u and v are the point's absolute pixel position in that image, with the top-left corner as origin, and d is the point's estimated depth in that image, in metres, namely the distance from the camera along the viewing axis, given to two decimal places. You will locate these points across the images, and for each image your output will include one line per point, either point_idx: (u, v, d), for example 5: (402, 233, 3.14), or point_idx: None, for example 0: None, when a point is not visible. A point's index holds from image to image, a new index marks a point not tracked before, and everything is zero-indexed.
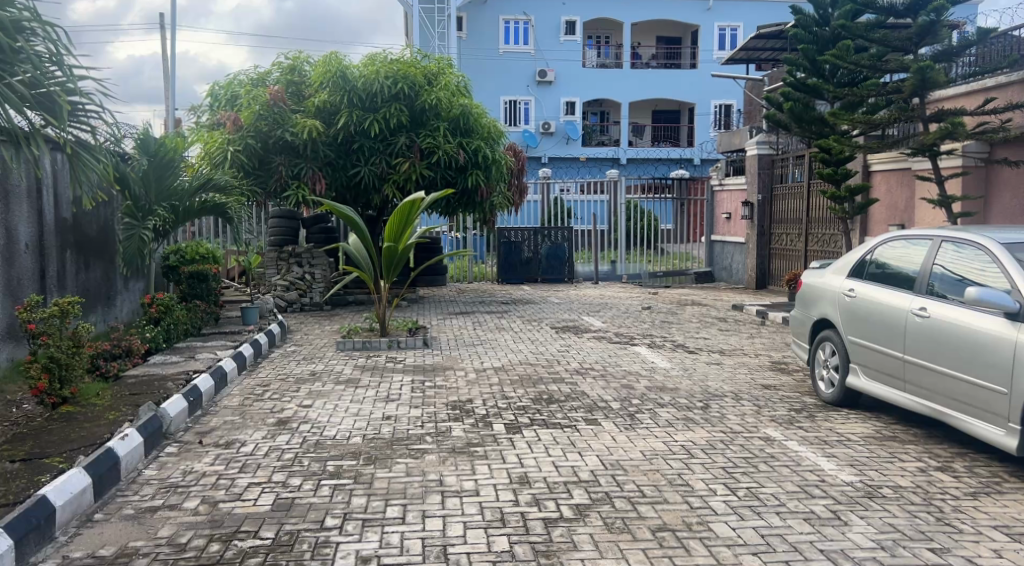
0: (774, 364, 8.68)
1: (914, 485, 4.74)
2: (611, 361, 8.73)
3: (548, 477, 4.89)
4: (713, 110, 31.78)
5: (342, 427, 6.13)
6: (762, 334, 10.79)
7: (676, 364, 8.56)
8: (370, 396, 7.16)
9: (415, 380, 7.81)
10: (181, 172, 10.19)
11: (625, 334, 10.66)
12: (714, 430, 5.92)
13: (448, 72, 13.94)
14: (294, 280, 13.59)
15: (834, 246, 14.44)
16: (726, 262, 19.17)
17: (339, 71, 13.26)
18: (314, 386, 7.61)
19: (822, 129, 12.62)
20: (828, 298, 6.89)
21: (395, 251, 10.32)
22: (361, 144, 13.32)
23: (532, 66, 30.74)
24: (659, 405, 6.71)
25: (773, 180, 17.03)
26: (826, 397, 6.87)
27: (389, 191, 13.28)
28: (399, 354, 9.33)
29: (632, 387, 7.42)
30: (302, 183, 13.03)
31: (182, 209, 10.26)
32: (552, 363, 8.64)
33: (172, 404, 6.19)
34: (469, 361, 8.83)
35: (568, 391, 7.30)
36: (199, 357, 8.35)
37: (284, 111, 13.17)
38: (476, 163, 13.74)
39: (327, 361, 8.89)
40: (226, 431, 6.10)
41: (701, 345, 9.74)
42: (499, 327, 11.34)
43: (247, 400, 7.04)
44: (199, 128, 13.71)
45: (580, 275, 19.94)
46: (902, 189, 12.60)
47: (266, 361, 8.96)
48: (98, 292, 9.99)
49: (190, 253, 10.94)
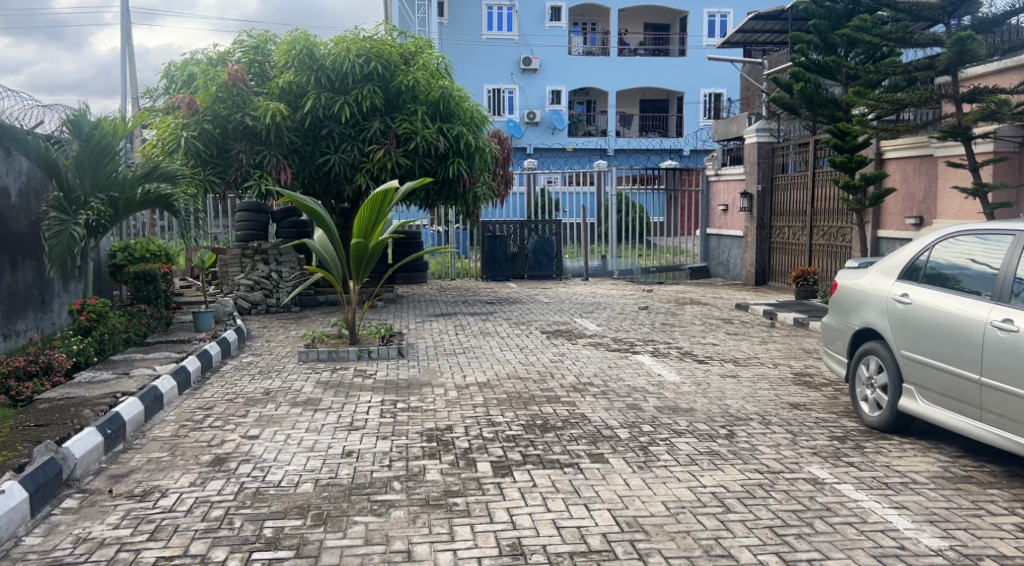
0: (797, 376, 7.60)
1: (1022, 554, 3.65)
2: (612, 374, 7.61)
3: (549, 545, 3.78)
4: (702, 99, 30.78)
5: (289, 469, 4.98)
6: (775, 339, 9.74)
7: (687, 378, 7.45)
8: (330, 423, 6.00)
9: (387, 401, 6.66)
10: (123, 159, 8.99)
11: (624, 339, 9.54)
12: (748, 470, 4.83)
13: (427, 51, 12.78)
14: (259, 280, 12.41)
15: (843, 240, 13.41)
16: (723, 256, 18.19)
17: (306, 49, 12.07)
18: (264, 410, 6.45)
19: (835, 112, 11.57)
20: (873, 306, 5.82)
21: (366, 248, 9.13)
22: (330, 129, 12.13)
23: (516, 53, 29.57)
24: (675, 434, 5.61)
25: (773, 170, 15.98)
26: (871, 422, 5.77)
27: (362, 182, 12.13)
28: (369, 366, 8.18)
29: (640, 410, 6.30)
30: (265, 172, 11.83)
31: (123, 202, 9.03)
32: (544, 377, 7.50)
33: (79, 441, 5.01)
34: (449, 375, 7.69)
35: (566, 414, 6.17)
36: (134, 374, 7.14)
37: (246, 92, 11.90)
38: (458, 151, 12.65)
39: (285, 376, 7.72)
40: (147, 474, 4.94)
41: (712, 354, 8.63)
42: (484, 332, 10.20)
43: (182, 430, 5.88)
44: (154, 114, 12.46)
45: (568, 271, 18.78)
46: (921, 177, 11.56)
47: (215, 375, 7.80)
48: (28, 296, 8.76)
49: (139, 251, 10.05)
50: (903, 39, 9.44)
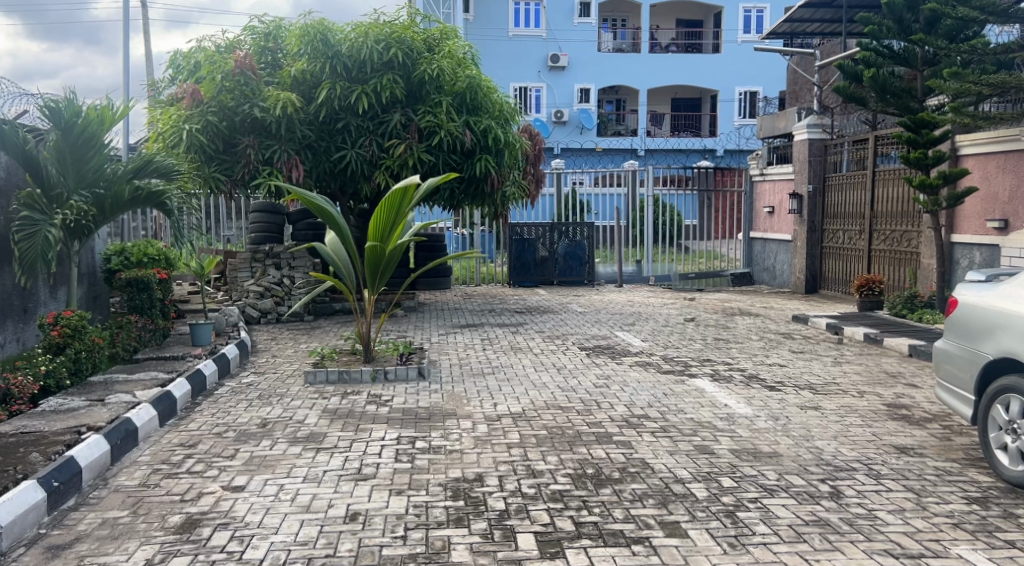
0: (892, 409, 6.39)
1: None
2: (669, 404, 6.44)
3: None
4: (737, 97, 29.37)
5: (276, 541, 3.88)
6: (849, 359, 8.51)
7: (761, 411, 6.26)
8: (332, 470, 4.88)
9: (404, 438, 5.54)
10: (111, 153, 7.97)
11: (676, 359, 8.35)
12: (877, 553, 3.66)
13: (454, 37, 11.63)
14: (270, 286, 11.45)
15: (910, 245, 12.17)
16: (767, 262, 16.98)
17: (320, 33, 10.93)
18: (256, 449, 5.35)
19: (909, 103, 10.32)
20: (1016, 330, 4.64)
21: (384, 253, 8.00)
22: (347, 122, 11.07)
23: (544, 50, 28.41)
24: (766, 493, 4.45)
25: (826, 169, 14.73)
26: (1012, 478, 4.57)
27: (381, 179, 11.06)
28: (385, 390, 7.08)
29: (714, 456, 5.14)
30: (276, 169, 10.79)
31: (111, 200, 7.98)
32: (589, 408, 6.32)
33: (8, 503, 3.96)
34: (476, 403, 6.53)
35: (623, 461, 5.02)
36: (110, 401, 6.04)
37: (255, 82, 10.86)
38: (485, 147, 11.55)
39: (287, 403, 6.62)
40: (94, 546, 3.86)
41: (783, 379, 7.41)
42: (514, 348, 9.06)
43: (153, 477, 4.79)
44: (157, 105, 11.43)
45: (601, 277, 17.59)
46: (1007, 176, 10.31)
47: (207, 401, 6.74)
48: (7, 304, 7.69)
49: (135, 254, 9.16)
50: (1004, 12, 8.28)
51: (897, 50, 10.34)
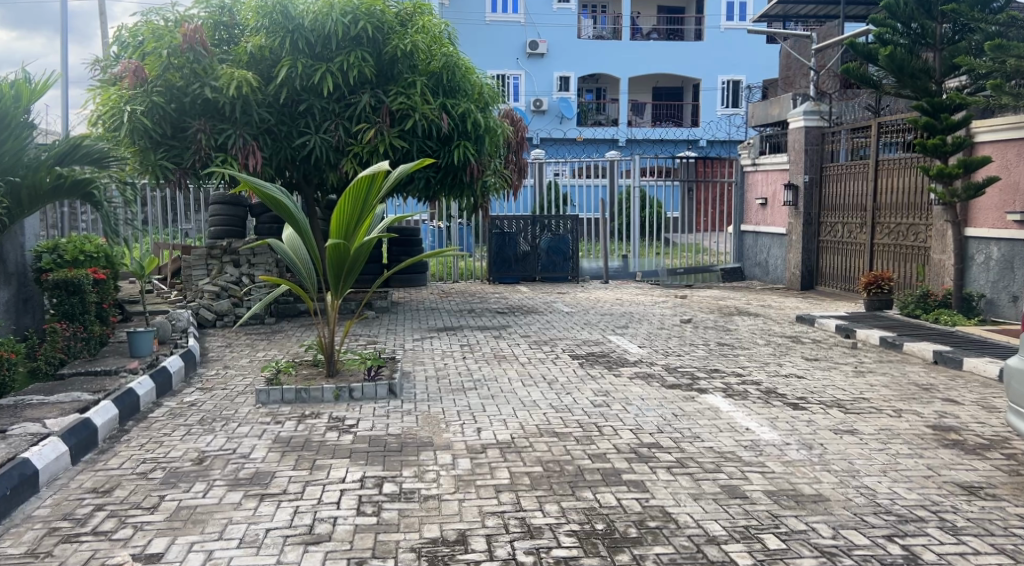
0: (940, 433, 5.49)
1: None
2: (682, 428, 5.52)
3: None
4: (721, 86, 28.50)
5: None
6: (872, 368, 7.65)
7: (790, 437, 5.34)
8: (276, 529, 3.88)
9: (369, 480, 4.54)
10: (31, 138, 6.86)
11: (681, 369, 7.43)
12: None
13: (428, 11, 10.56)
14: (227, 285, 10.32)
15: (919, 239, 11.37)
16: (760, 257, 16.15)
17: (280, 4, 9.86)
18: (185, 497, 4.33)
19: (926, 85, 9.47)
20: None
21: (349, 252, 6.95)
22: (310, 104, 10.02)
23: (522, 36, 27.34)
24: (825, 559, 3.53)
25: (823, 158, 13.89)
26: None
27: (348, 167, 10.03)
28: (349, 411, 6.06)
29: (748, 502, 4.20)
30: (230, 156, 9.72)
31: (29, 190, 6.89)
32: (589, 435, 5.36)
33: None
34: (456, 429, 5.55)
35: (640, 511, 4.06)
36: (14, 434, 5.00)
37: (207, 58, 9.71)
38: (463, 132, 10.59)
39: (232, 431, 5.59)
40: None
41: (804, 394, 6.51)
42: (499, 356, 8.08)
43: (46, 542, 3.77)
44: (99, 84, 10.26)
45: (585, 272, 16.51)
46: None
47: (138, 427, 5.70)
48: None
49: (69, 253, 7.95)
50: None
51: (914, 26, 9.48)
